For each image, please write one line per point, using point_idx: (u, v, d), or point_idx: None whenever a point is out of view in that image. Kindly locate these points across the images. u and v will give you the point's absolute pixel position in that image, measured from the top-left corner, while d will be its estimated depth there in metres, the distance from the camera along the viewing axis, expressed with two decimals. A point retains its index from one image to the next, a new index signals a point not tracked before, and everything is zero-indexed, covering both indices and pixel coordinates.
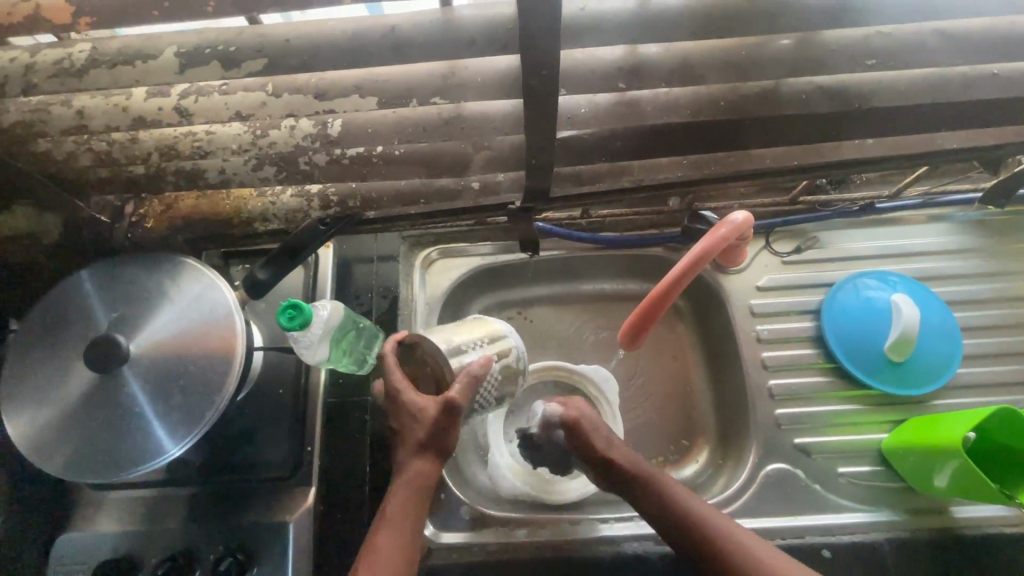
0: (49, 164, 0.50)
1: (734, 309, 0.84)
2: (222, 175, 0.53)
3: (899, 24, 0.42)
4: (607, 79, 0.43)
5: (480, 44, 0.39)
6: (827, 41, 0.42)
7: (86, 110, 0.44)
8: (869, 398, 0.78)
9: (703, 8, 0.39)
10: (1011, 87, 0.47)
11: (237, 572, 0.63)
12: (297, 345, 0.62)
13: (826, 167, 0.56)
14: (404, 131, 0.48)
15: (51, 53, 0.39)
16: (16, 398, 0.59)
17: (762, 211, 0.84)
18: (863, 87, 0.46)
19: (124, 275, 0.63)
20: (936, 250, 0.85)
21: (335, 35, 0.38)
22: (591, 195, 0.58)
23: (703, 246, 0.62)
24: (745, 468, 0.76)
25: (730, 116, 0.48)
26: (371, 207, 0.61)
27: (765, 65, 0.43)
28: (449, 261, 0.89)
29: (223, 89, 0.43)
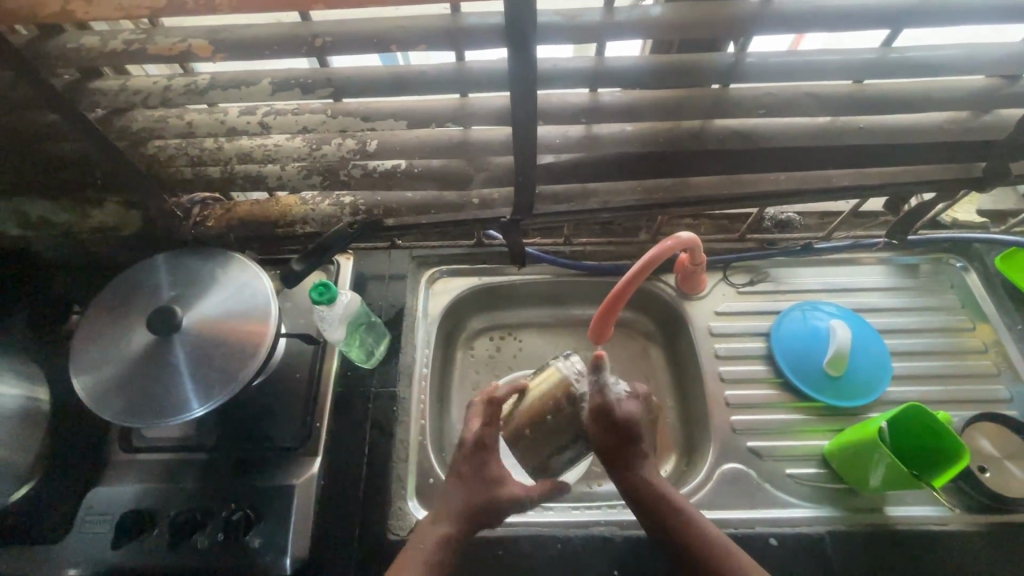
0: (152, 164, 0.66)
1: (696, 330, 0.96)
2: (279, 180, 0.68)
3: (781, 87, 0.58)
4: (574, 115, 0.59)
5: (485, 84, 0.55)
6: (732, 96, 0.59)
7: (195, 122, 0.60)
8: (815, 410, 0.88)
9: (642, 66, 0.56)
10: (873, 135, 0.63)
11: (246, 525, 0.72)
12: (322, 322, 0.80)
13: (751, 196, 0.72)
14: (424, 150, 0.64)
15: (183, 80, 0.56)
16: (84, 355, 0.72)
17: (717, 247, 0.99)
18: (765, 131, 0.63)
19: (185, 262, 0.77)
20: (868, 287, 0.99)
21: (382, 73, 0.55)
22: (567, 212, 0.74)
23: (654, 253, 0.74)
24: (705, 466, 0.85)
25: (667, 149, 0.64)
26: (391, 215, 0.76)
27: (688, 109, 0.59)
28: (449, 281, 1.01)
29: (297, 111, 0.60)
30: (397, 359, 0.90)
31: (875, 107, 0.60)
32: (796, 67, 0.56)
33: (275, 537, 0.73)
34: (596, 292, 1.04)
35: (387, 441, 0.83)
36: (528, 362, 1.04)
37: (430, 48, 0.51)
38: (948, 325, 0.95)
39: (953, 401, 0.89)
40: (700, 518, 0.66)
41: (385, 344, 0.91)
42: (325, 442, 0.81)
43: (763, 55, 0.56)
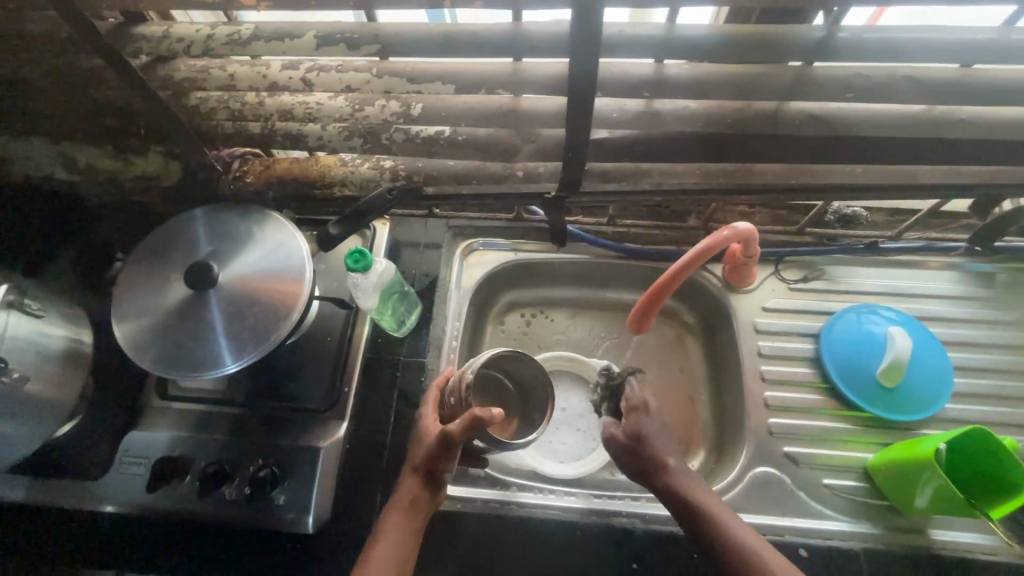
0: (194, 116, 0.65)
1: (739, 325, 0.91)
2: (319, 140, 0.66)
3: (876, 68, 0.52)
4: (636, 88, 0.54)
5: (541, 49, 0.51)
6: (817, 75, 0.52)
7: (236, 75, 0.58)
8: (861, 420, 0.83)
9: (718, 36, 0.50)
10: (977, 130, 0.56)
11: (271, 482, 0.73)
12: (357, 291, 0.77)
13: (821, 189, 0.66)
14: (471, 117, 0.60)
15: (227, 29, 0.53)
16: (124, 304, 0.73)
17: (772, 239, 0.93)
18: (848, 117, 0.56)
19: (223, 218, 0.77)
20: (935, 294, 0.91)
21: (434, 32, 0.51)
22: (615, 192, 0.69)
23: (704, 245, 0.70)
24: (736, 467, 0.82)
25: (734, 131, 0.58)
26: (431, 183, 0.73)
27: (764, 89, 0.53)
28: (484, 254, 0.98)
29: (340, 68, 0.56)
30: (427, 330, 0.88)
31: (984, 97, 0.52)
32: (898, 46, 0.49)
33: (298, 496, 0.74)
34: (635, 277, 0.99)
35: (412, 411, 0.82)
36: (558, 343, 1.01)
37: (486, 6, 0.47)
38: (1020, 342, 0.87)
39: (1016, 425, 0.82)
40: (730, 517, 0.64)
41: (416, 315, 0.89)
42: (352, 408, 0.81)
43: (860, 30, 0.49)
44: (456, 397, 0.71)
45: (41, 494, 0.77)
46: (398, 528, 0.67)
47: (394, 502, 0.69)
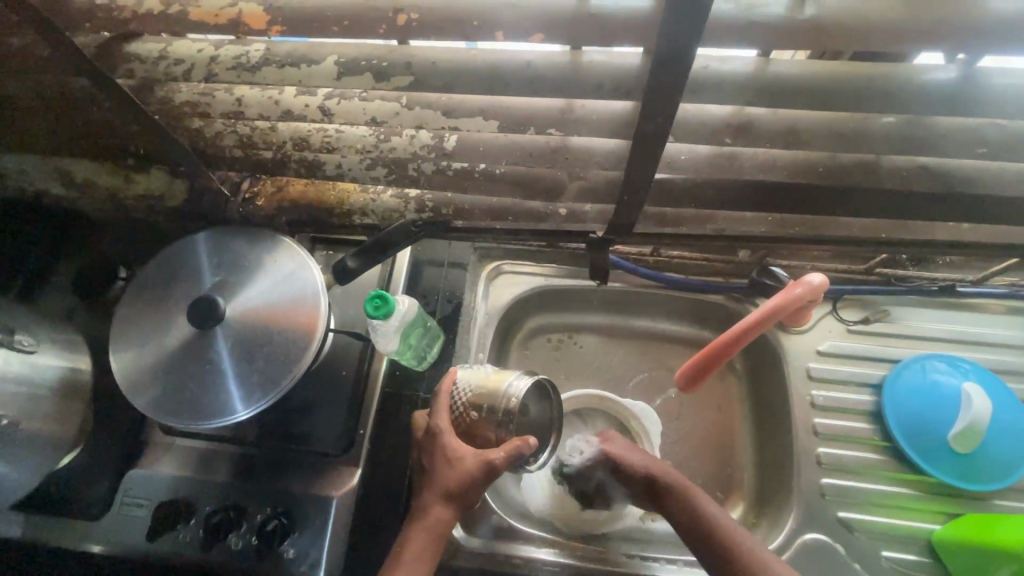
0: (198, 140, 0.58)
1: (792, 370, 0.83)
2: (338, 170, 0.58)
3: (1016, 120, 0.42)
4: (715, 133, 0.45)
5: (606, 88, 0.42)
6: (940, 126, 0.43)
7: (244, 99, 0.50)
8: (924, 484, 0.76)
9: (826, 79, 0.41)
10: None
11: (280, 535, 0.68)
12: (376, 333, 0.71)
13: (912, 243, 0.57)
14: (513, 154, 0.52)
15: (232, 49, 0.45)
16: (125, 338, 0.67)
17: (832, 276, 0.83)
18: (967, 172, 0.47)
19: (231, 244, 0.70)
20: (1013, 343, 0.82)
21: (479, 64, 0.42)
22: (670, 236, 0.61)
23: (775, 303, 0.65)
24: (783, 531, 0.75)
25: (825, 182, 0.49)
26: (460, 216, 0.66)
27: (872, 139, 0.44)
28: (509, 278, 0.91)
29: (364, 96, 0.48)
30: (449, 365, 0.82)
31: None
32: None
33: (310, 549, 0.68)
34: (676, 308, 0.91)
35: None
36: (589, 375, 0.93)
37: (546, 39, 0.38)
38: None
39: None
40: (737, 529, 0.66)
41: (439, 346, 0.82)
42: (367, 451, 0.75)
43: (1006, 76, 0.40)
44: (482, 414, 0.66)
45: (39, 533, 0.72)
46: (424, 564, 0.62)
47: (415, 528, 0.64)
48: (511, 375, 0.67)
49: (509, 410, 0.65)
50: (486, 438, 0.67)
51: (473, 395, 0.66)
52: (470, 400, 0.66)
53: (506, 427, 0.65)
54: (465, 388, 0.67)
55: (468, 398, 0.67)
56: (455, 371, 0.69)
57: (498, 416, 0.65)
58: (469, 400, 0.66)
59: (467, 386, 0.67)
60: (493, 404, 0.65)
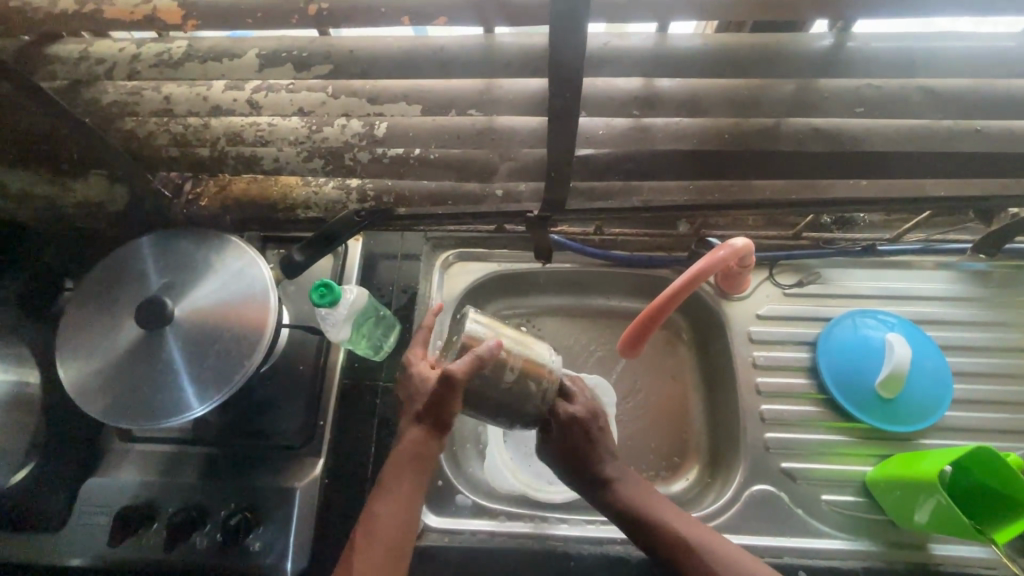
0: (132, 141, 0.58)
1: (734, 334, 0.87)
2: (275, 163, 0.59)
3: (887, 80, 0.47)
4: (623, 106, 0.49)
5: (516, 66, 0.45)
6: (823, 88, 0.47)
7: (173, 97, 0.51)
8: (857, 431, 0.81)
9: (716, 50, 0.45)
10: (992, 143, 0.52)
11: (245, 528, 0.69)
12: (325, 322, 0.73)
13: (821, 203, 0.63)
14: (441, 137, 0.54)
15: (154, 46, 0.46)
16: (72, 346, 0.67)
17: (765, 244, 0.88)
18: (855, 131, 0.52)
19: (177, 245, 0.71)
20: (934, 295, 0.88)
21: (392, 50, 0.45)
22: (603, 209, 0.64)
23: (702, 265, 0.71)
24: (732, 486, 0.79)
25: (732, 147, 0.53)
26: (402, 204, 0.69)
27: (765, 104, 0.48)
28: (465, 265, 0.93)
29: (290, 87, 0.50)
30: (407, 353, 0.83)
31: (1007, 110, 0.47)
32: (914, 57, 0.44)
33: (274, 542, 0.69)
34: (626, 284, 0.95)
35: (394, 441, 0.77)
36: None
37: (452, 22, 0.41)
38: (1018, 345, 0.85)
39: (1014, 431, 0.80)
40: (656, 499, 0.67)
41: (394, 337, 0.83)
42: (328, 442, 0.76)
43: (869, 39, 0.44)
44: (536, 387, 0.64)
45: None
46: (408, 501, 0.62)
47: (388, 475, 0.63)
48: (544, 348, 0.66)
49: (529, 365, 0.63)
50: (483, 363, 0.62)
51: (523, 363, 0.63)
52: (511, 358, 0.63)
53: (546, 402, 0.64)
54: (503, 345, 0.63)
55: (520, 362, 0.63)
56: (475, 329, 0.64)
57: (543, 387, 0.64)
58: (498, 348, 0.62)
59: (495, 335, 0.64)
60: (544, 381, 0.64)
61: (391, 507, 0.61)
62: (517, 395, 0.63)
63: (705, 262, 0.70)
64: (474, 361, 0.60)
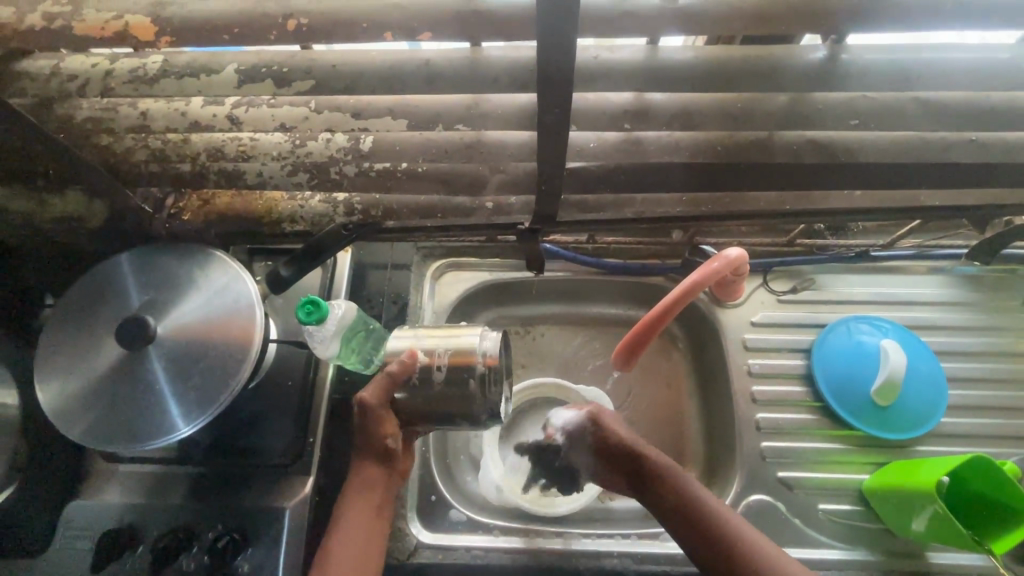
0: (109, 156, 0.57)
1: (729, 342, 0.87)
2: (259, 179, 0.58)
3: (882, 92, 0.46)
4: (614, 120, 0.48)
5: (503, 81, 0.43)
6: (817, 101, 0.46)
7: (150, 112, 0.50)
8: (853, 439, 0.81)
9: (709, 63, 0.44)
10: (988, 153, 0.51)
11: (233, 550, 0.67)
12: (313, 339, 0.70)
13: (816, 213, 0.62)
14: (429, 152, 0.53)
15: (128, 62, 0.45)
16: (50, 367, 0.65)
17: (759, 251, 0.88)
18: (848, 142, 0.51)
19: (159, 261, 0.69)
20: (928, 301, 0.88)
21: (375, 65, 0.43)
22: (595, 221, 0.63)
23: (697, 277, 0.70)
24: (729, 496, 0.78)
25: (726, 160, 0.52)
26: (390, 217, 0.68)
27: (758, 116, 0.47)
28: (457, 274, 0.92)
29: (272, 103, 0.49)
30: None
31: (1003, 121, 0.47)
32: (909, 69, 0.43)
33: (263, 564, 0.68)
34: (620, 292, 0.94)
35: None
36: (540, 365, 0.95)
37: (436, 37, 0.40)
38: (1013, 349, 0.85)
39: (1010, 437, 0.80)
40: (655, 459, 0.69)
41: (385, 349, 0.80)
42: (318, 459, 0.74)
43: (864, 51, 0.44)
44: (466, 380, 0.62)
45: None
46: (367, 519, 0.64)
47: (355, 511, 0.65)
48: (472, 333, 0.64)
49: (453, 360, 0.63)
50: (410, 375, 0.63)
51: (450, 358, 0.63)
52: (432, 358, 0.63)
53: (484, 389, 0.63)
54: (424, 351, 0.64)
55: (445, 359, 0.63)
56: (397, 345, 0.65)
57: (467, 375, 0.62)
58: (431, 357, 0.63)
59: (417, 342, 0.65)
60: (471, 368, 0.62)
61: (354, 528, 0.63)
62: (451, 394, 0.63)
63: (699, 276, 0.70)
64: (388, 378, 0.63)
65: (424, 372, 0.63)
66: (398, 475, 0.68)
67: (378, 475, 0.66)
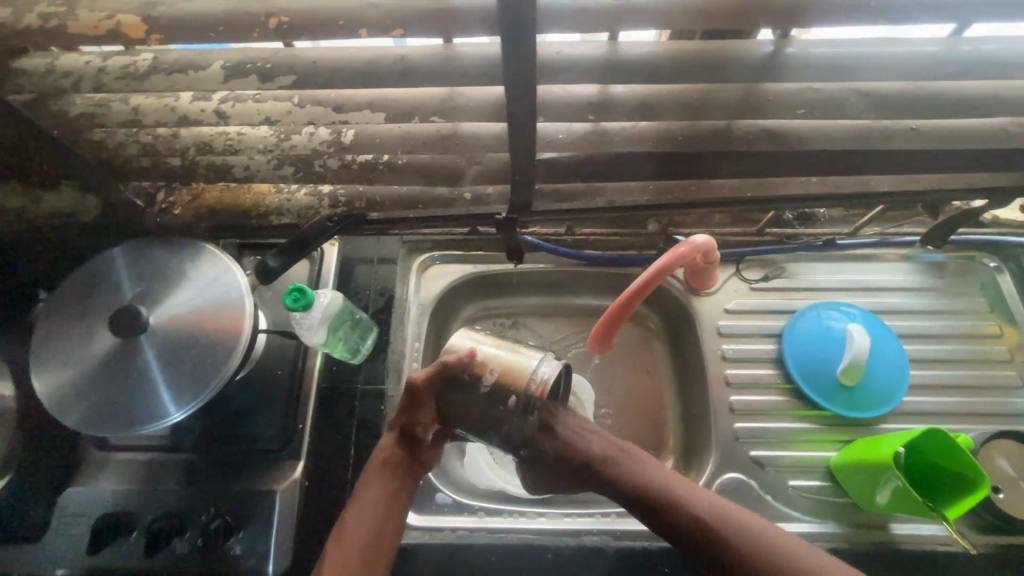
0: (102, 151, 0.59)
1: (703, 328, 0.90)
2: (246, 172, 0.60)
3: (826, 83, 0.50)
4: (580, 111, 0.51)
5: (474, 75, 0.46)
6: (767, 92, 0.50)
7: (141, 108, 0.53)
8: (822, 418, 0.84)
9: (664, 57, 0.47)
10: (929, 139, 0.55)
11: (225, 532, 0.69)
12: (300, 326, 0.75)
13: (776, 199, 0.66)
14: (408, 143, 0.56)
15: (119, 59, 0.47)
16: (45, 357, 0.67)
17: (731, 240, 0.92)
18: (800, 131, 0.55)
19: (151, 254, 0.71)
20: (893, 286, 0.92)
21: (353, 60, 0.46)
22: (569, 210, 0.67)
23: (666, 261, 0.74)
24: (704, 475, 0.82)
25: (687, 148, 0.56)
26: (374, 209, 0.70)
27: (714, 106, 0.51)
28: (443, 268, 0.93)
29: (257, 97, 0.52)
30: (385, 355, 0.84)
31: (937, 110, 0.51)
32: (848, 61, 0.47)
33: (254, 545, 0.70)
34: (600, 282, 0.97)
35: (373, 441, 0.78)
36: None
37: (409, 33, 0.43)
38: (973, 331, 0.89)
39: (970, 414, 0.84)
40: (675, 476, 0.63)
41: (371, 341, 0.85)
42: (307, 446, 0.77)
43: (806, 45, 0.47)
44: (513, 399, 0.60)
45: None
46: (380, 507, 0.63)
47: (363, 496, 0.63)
48: (533, 355, 0.62)
49: (506, 375, 0.61)
50: (460, 374, 0.62)
51: (503, 369, 0.61)
52: (488, 364, 0.62)
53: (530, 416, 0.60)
54: (483, 355, 0.62)
55: (498, 369, 0.61)
56: (461, 340, 0.64)
57: (515, 393, 0.60)
58: (485, 361, 0.62)
59: (489, 345, 0.64)
60: (522, 388, 0.60)
61: (362, 512, 0.62)
62: (495, 409, 0.61)
63: (664, 259, 0.73)
64: (440, 370, 0.63)
65: (473, 378, 0.62)
66: (419, 468, 0.67)
67: (399, 459, 0.66)
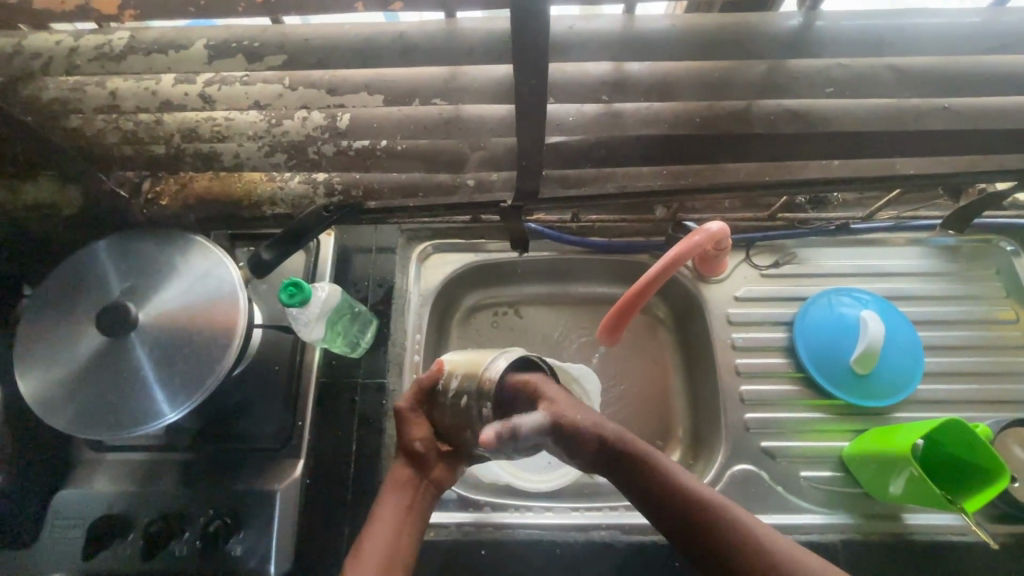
0: (81, 140, 0.56)
1: (712, 317, 0.88)
2: (236, 160, 0.57)
3: (856, 59, 0.46)
4: (592, 91, 0.48)
5: (479, 53, 0.43)
6: (792, 69, 0.47)
7: (120, 92, 0.49)
8: (833, 408, 0.82)
9: (683, 31, 0.44)
10: (959, 120, 0.52)
11: (224, 534, 0.67)
12: (297, 322, 0.72)
13: (793, 184, 0.63)
14: (408, 128, 0.53)
15: (93, 39, 0.44)
16: (29, 356, 0.64)
17: (742, 226, 0.89)
18: (824, 111, 0.52)
19: (138, 248, 0.68)
20: (906, 271, 0.90)
21: (348, 37, 0.43)
22: (577, 197, 0.64)
23: (679, 250, 0.71)
24: (714, 467, 0.80)
25: (704, 131, 0.52)
26: (371, 196, 0.67)
27: (736, 85, 0.47)
28: (443, 256, 0.90)
29: (245, 80, 0.48)
30: (385, 349, 0.81)
31: (971, 88, 0.48)
32: (881, 35, 0.44)
33: (255, 546, 0.68)
34: (605, 270, 0.94)
35: (374, 438, 0.76)
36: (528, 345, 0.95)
37: (409, 7, 0.39)
38: (986, 316, 0.87)
39: (983, 401, 0.83)
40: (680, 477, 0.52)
41: (371, 333, 0.82)
42: (307, 444, 0.74)
43: (835, 17, 0.44)
44: (467, 398, 0.57)
45: None
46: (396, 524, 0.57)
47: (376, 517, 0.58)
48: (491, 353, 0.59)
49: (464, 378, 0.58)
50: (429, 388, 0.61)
51: (464, 373, 0.59)
52: (451, 371, 0.60)
53: (485, 408, 0.56)
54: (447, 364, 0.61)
55: (457, 375, 0.59)
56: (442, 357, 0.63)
57: (472, 389, 0.57)
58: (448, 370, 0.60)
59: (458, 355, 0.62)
60: (474, 386, 0.57)
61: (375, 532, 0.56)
62: (453, 411, 0.58)
63: (678, 248, 0.70)
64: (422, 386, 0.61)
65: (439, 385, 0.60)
66: (431, 487, 0.61)
67: (408, 478, 0.60)
